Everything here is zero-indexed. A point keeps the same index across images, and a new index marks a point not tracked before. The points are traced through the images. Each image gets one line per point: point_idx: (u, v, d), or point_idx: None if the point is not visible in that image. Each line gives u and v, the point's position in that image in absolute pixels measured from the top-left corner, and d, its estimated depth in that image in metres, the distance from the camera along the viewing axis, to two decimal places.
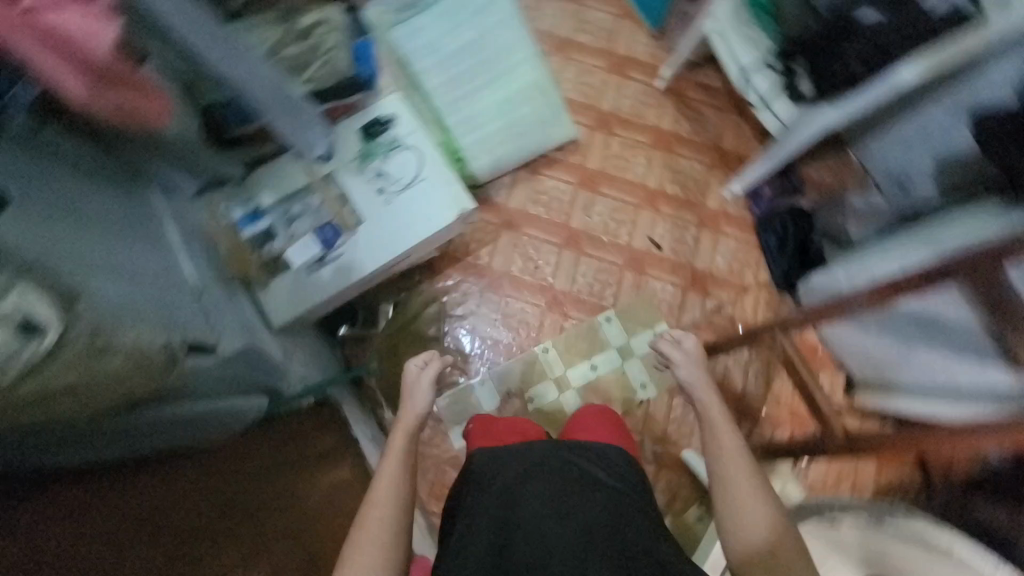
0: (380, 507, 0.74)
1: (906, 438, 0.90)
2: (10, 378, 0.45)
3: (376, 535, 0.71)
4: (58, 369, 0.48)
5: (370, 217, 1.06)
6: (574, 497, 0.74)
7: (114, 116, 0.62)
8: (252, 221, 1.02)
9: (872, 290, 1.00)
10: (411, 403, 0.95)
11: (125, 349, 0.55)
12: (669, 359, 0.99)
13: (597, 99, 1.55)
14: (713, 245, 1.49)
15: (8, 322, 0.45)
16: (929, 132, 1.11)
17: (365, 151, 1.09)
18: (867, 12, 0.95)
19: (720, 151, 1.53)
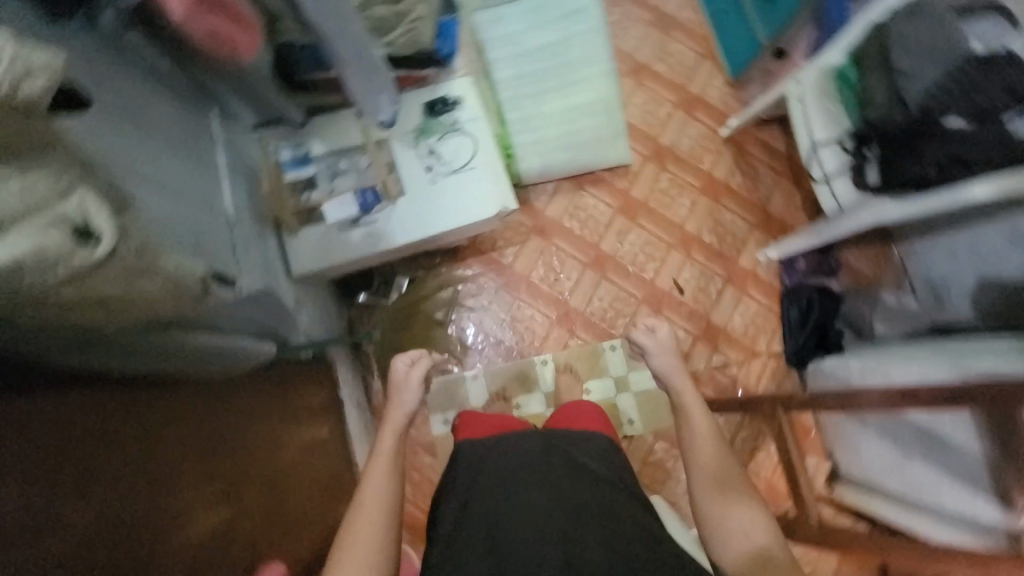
0: (370, 511, 0.74)
1: (880, 547, 0.89)
2: (55, 280, 0.33)
3: (369, 540, 0.71)
4: (107, 279, 0.37)
5: (413, 194, 1.06)
6: (562, 487, 0.73)
7: (204, 39, 0.62)
8: (299, 165, 1.03)
9: (888, 394, 0.99)
10: (400, 401, 0.96)
11: (166, 271, 0.42)
12: (643, 349, 0.96)
13: (658, 130, 1.54)
14: (735, 302, 1.47)
15: (61, 221, 0.33)
16: (979, 248, 1.06)
17: (423, 127, 1.09)
18: (953, 118, 0.93)
19: (766, 213, 1.51)
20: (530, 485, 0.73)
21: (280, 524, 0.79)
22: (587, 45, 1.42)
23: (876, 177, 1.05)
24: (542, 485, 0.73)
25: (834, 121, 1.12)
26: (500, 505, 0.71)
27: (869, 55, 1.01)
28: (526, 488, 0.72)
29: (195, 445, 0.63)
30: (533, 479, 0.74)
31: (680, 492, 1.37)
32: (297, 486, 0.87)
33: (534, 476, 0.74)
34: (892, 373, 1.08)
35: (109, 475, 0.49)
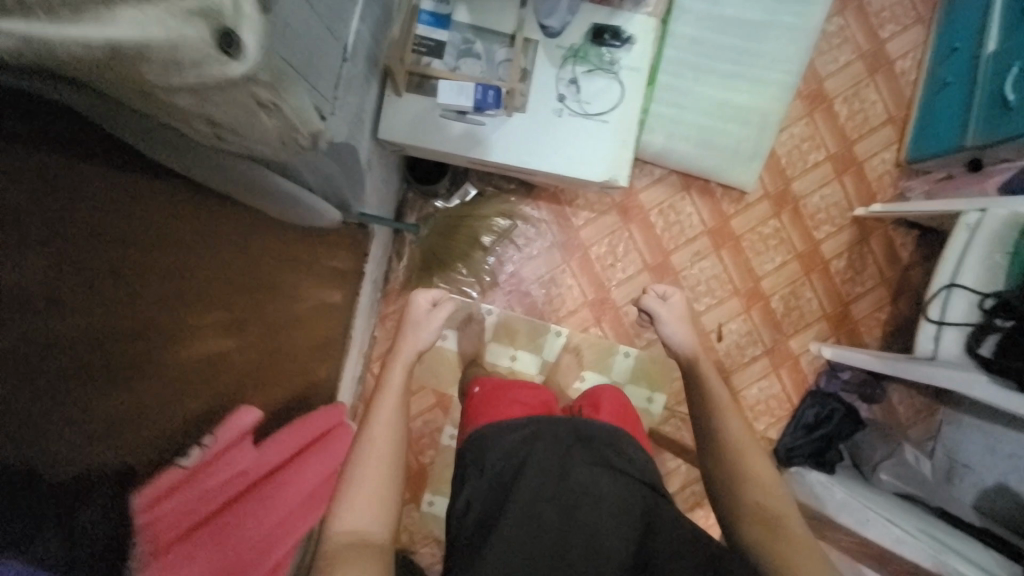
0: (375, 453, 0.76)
1: None
2: (185, 81, 0.31)
3: (372, 482, 0.74)
4: (224, 99, 0.35)
5: (534, 122, 0.95)
6: (572, 482, 0.70)
7: None
8: (435, 25, 0.92)
9: None
10: (413, 334, 0.98)
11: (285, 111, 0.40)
12: (656, 314, 1.03)
13: (797, 173, 1.38)
14: (760, 376, 1.41)
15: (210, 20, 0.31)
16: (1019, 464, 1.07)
17: (578, 50, 0.95)
18: None
19: (846, 311, 1.40)
20: (539, 480, 0.70)
21: (270, 369, 0.79)
22: (786, 44, 1.23)
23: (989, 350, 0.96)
24: (552, 483, 0.70)
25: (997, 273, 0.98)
26: (513, 496, 0.68)
27: None
28: (539, 484, 0.69)
29: (225, 270, 0.60)
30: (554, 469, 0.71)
31: None
32: (294, 339, 0.86)
33: (542, 463, 0.71)
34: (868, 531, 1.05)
35: (121, 272, 0.44)
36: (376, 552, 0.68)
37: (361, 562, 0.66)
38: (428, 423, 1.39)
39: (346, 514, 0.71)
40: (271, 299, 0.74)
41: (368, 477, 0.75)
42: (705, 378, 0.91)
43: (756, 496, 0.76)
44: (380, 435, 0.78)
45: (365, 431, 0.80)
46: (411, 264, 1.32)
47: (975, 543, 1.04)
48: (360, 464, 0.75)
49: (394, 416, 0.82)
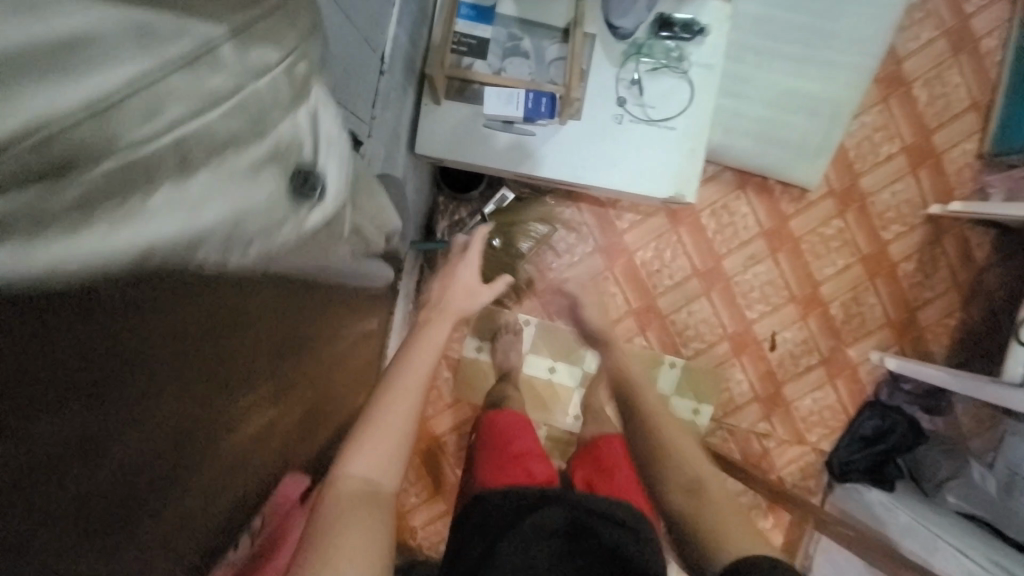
0: (400, 395, 0.68)
1: None
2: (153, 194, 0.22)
3: (388, 424, 0.65)
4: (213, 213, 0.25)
5: (590, 129, 0.84)
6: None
7: None
8: (476, 20, 0.80)
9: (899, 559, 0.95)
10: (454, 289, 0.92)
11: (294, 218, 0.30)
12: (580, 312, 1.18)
13: (866, 167, 1.25)
14: (815, 386, 1.33)
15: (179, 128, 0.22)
16: None
17: (642, 46, 0.83)
18: None
19: (912, 317, 1.29)
20: None
21: (320, 402, 0.75)
22: (866, 23, 1.08)
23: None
24: None
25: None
26: None
27: None
28: None
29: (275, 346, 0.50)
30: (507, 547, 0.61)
31: None
32: (337, 376, 0.81)
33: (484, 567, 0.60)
34: (934, 561, 1.00)
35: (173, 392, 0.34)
36: (379, 502, 0.61)
37: (363, 517, 0.58)
38: (465, 435, 1.34)
39: (358, 461, 0.63)
40: (329, 316, 0.70)
41: (388, 425, 0.66)
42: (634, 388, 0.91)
43: (678, 472, 0.76)
44: (412, 376, 0.70)
45: (393, 372, 0.71)
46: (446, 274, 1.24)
47: None
48: (383, 403, 0.67)
49: (425, 363, 0.74)
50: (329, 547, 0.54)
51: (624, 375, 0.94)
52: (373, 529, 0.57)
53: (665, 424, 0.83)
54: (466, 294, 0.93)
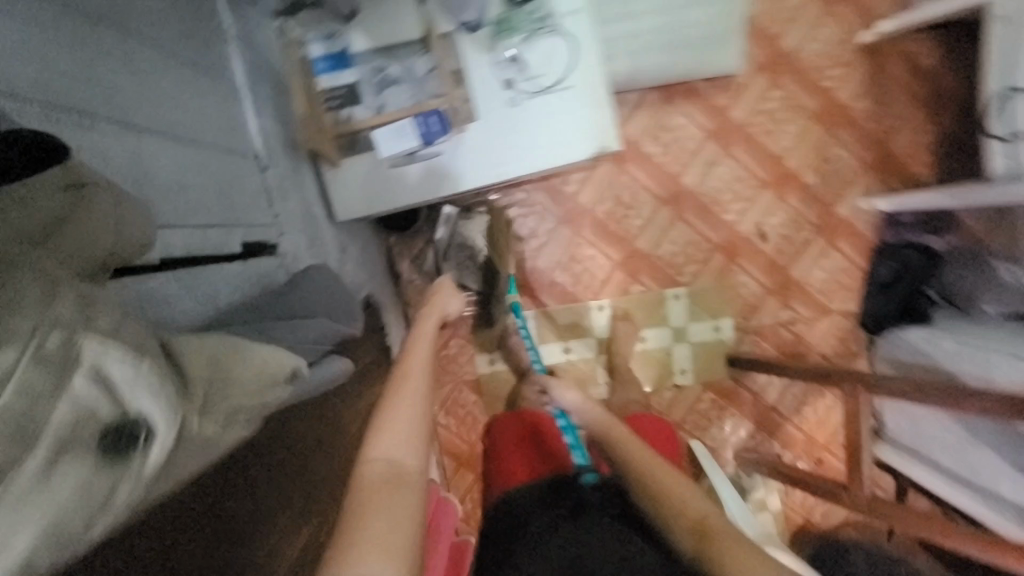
0: (409, 380, 0.67)
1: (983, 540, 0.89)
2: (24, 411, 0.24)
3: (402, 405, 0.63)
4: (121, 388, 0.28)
5: (489, 124, 0.81)
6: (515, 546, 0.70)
7: None
8: (335, 69, 0.77)
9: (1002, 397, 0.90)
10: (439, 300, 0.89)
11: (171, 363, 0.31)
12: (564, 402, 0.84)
13: (784, 28, 1.20)
14: (819, 256, 1.30)
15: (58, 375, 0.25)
16: None
17: (505, 21, 0.79)
18: None
19: (885, 152, 1.25)
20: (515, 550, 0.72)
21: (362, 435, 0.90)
22: None
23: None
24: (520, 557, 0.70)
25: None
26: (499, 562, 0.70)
27: None
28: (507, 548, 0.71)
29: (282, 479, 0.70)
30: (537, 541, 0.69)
31: (717, 442, 1.37)
32: None
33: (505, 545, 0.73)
34: (994, 373, 1.00)
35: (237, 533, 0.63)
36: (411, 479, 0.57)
37: (392, 501, 0.54)
38: None
39: (382, 438, 0.59)
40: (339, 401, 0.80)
41: (404, 407, 0.63)
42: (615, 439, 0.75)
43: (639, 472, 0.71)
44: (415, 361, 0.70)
45: (403, 365, 0.69)
46: None
47: None
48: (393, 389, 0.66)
49: (427, 351, 0.74)
50: (357, 525, 0.51)
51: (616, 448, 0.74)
52: (407, 508, 0.54)
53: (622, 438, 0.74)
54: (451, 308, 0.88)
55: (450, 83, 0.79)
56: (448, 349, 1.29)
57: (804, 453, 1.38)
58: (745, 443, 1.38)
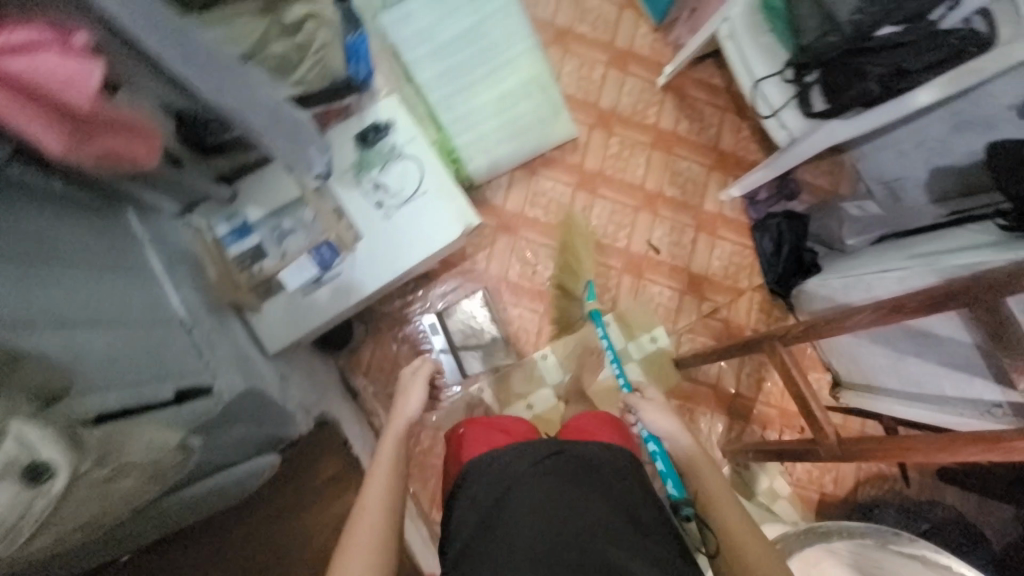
0: (374, 505, 0.77)
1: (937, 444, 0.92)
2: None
3: (365, 539, 0.73)
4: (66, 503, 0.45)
5: (373, 238, 1.00)
6: (522, 510, 0.72)
7: (99, 161, 0.52)
8: (240, 237, 0.95)
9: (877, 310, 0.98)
10: (406, 404, 0.97)
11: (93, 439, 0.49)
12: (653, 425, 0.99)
13: (599, 94, 1.49)
14: (709, 249, 1.48)
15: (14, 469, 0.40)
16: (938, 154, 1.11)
17: (362, 162, 1.01)
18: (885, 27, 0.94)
19: (719, 153, 1.50)
20: (526, 505, 0.72)
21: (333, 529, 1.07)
22: (503, 21, 1.39)
23: (932, 96, 0.92)
24: (533, 510, 0.71)
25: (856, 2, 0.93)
26: (506, 521, 0.71)
27: None
28: (516, 514, 0.71)
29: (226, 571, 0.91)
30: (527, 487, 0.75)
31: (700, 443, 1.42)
32: None
33: (515, 504, 0.73)
34: (878, 291, 1.10)
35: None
36: None
37: None
38: None
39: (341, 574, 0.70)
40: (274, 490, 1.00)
41: (366, 535, 0.73)
42: (700, 474, 0.88)
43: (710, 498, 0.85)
44: (377, 484, 0.79)
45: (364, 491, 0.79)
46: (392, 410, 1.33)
47: (951, 231, 1.05)
48: (358, 518, 0.75)
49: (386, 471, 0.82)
50: None
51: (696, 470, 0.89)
52: None
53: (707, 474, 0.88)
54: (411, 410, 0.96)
55: (332, 220, 0.99)
56: (422, 444, 1.36)
57: (783, 424, 1.44)
58: (726, 435, 1.43)
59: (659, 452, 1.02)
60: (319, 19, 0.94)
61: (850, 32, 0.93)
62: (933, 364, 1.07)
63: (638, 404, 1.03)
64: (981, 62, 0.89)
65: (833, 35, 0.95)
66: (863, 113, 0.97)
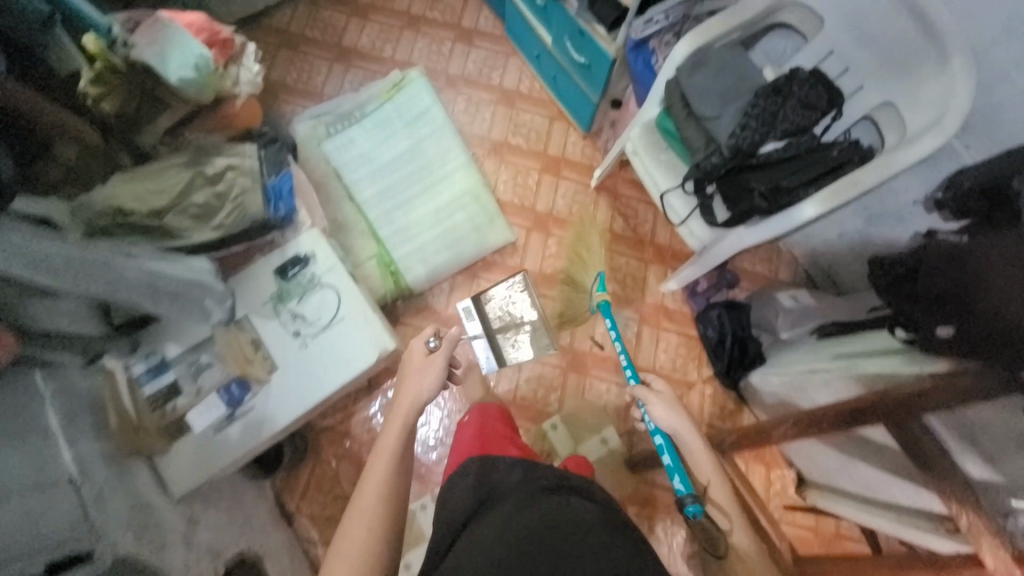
0: (379, 466, 0.86)
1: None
2: None
3: (371, 498, 0.83)
4: None
5: (287, 367, 1.00)
6: (493, 522, 0.65)
7: None
8: (155, 376, 0.97)
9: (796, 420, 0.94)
10: (423, 380, 1.02)
11: None
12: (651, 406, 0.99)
13: (534, 198, 1.57)
14: (654, 342, 1.48)
15: None
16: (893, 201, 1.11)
17: (280, 293, 1.04)
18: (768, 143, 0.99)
19: (656, 246, 1.54)
20: (497, 521, 0.65)
21: None
22: (437, 141, 1.50)
23: (816, 209, 0.92)
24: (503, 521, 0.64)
25: (734, 122, 0.99)
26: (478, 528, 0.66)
27: (677, 107, 1.04)
28: (486, 525, 0.65)
29: None
30: (503, 495, 0.71)
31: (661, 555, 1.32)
32: None
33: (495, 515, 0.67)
34: (817, 397, 1.04)
35: None
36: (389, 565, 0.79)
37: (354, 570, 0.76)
38: None
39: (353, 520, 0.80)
40: None
41: (370, 496, 0.83)
42: (699, 464, 0.91)
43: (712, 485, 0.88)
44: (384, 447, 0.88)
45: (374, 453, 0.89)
46: (329, 535, 1.27)
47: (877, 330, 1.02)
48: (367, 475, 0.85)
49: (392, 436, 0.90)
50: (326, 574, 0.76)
51: (693, 461, 0.92)
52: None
53: (705, 467, 0.90)
54: (425, 391, 1.00)
55: (241, 356, 1.00)
56: None
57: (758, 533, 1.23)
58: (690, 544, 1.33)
59: (665, 446, 1.00)
60: (240, 169, 1.03)
61: (730, 150, 0.98)
62: (877, 470, 1.02)
63: (646, 398, 0.99)
64: (858, 175, 0.91)
65: (716, 155, 0.99)
66: (760, 221, 0.99)
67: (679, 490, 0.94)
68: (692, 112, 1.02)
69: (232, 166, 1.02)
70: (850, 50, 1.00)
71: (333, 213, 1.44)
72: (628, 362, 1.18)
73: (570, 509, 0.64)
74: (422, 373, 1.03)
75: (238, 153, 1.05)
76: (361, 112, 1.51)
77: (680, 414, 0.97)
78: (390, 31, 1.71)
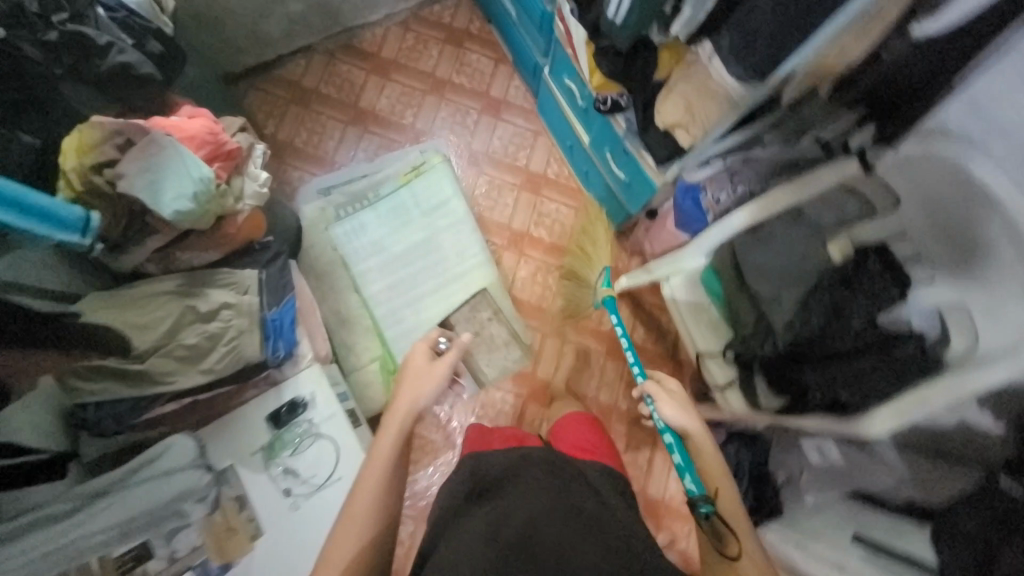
0: (375, 464, 0.80)
1: None
2: None
3: (367, 502, 0.76)
4: None
5: (275, 535, 0.90)
6: (512, 487, 0.71)
7: None
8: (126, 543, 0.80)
9: None
10: (421, 389, 0.93)
11: None
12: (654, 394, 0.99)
13: (553, 298, 1.46)
14: (666, 469, 1.39)
15: None
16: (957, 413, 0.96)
17: (272, 444, 0.93)
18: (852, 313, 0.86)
19: (676, 363, 1.45)
20: (519, 491, 0.69)
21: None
22: (454, 233, 1.38)
23: (882, 426, 0.83)
24: (522, 503, 0.67)
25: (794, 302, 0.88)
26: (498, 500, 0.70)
27: (728, 276, 0.95)
28: (501, 506, 0.67)
29: None
30: (512, 480, 0.73)
31: None
32: None
33: (519, 475, 0.73)
34: None
35: None
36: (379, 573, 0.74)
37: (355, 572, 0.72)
38: None
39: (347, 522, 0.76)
40: None
41: (366, 490, 0.77)
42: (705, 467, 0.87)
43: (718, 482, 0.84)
44: (378, 452, 0.80)
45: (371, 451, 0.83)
46: None
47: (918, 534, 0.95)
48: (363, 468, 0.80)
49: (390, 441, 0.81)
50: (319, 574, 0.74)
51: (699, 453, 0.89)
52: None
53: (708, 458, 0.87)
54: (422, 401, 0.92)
55: (222, 526, 0.87)
56: None
57: None
58: None
59: (675, 445, 0.97)
60: (237, 307, 0.91)
61: (785, 344, 0.89)
62: None
63: (656, 394, 0.98)
64: (928, 395, 0.79)
65: (770, 344, 0.91)
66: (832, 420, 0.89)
67: (691, 490, 0.88)
68: (746, 286, 0.93)
69: (228, 303, 0.91)
70: (932, 248, 0.88)
71: (336, 307, 1.32)
72: (635, 358, 1.17)
73: (579, 498, 0.70)
74: (422, 377, 0.95)
75: (236, 285, 0.94)
76: (375, 194, 1.39)
77: (678, 403, 0.97)
78: (411, 95, 1.56)
